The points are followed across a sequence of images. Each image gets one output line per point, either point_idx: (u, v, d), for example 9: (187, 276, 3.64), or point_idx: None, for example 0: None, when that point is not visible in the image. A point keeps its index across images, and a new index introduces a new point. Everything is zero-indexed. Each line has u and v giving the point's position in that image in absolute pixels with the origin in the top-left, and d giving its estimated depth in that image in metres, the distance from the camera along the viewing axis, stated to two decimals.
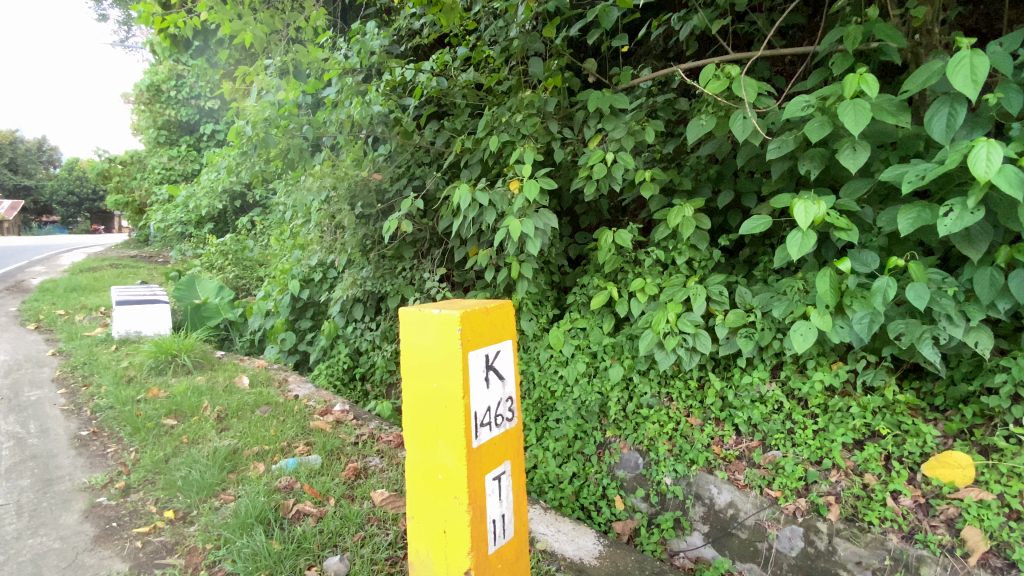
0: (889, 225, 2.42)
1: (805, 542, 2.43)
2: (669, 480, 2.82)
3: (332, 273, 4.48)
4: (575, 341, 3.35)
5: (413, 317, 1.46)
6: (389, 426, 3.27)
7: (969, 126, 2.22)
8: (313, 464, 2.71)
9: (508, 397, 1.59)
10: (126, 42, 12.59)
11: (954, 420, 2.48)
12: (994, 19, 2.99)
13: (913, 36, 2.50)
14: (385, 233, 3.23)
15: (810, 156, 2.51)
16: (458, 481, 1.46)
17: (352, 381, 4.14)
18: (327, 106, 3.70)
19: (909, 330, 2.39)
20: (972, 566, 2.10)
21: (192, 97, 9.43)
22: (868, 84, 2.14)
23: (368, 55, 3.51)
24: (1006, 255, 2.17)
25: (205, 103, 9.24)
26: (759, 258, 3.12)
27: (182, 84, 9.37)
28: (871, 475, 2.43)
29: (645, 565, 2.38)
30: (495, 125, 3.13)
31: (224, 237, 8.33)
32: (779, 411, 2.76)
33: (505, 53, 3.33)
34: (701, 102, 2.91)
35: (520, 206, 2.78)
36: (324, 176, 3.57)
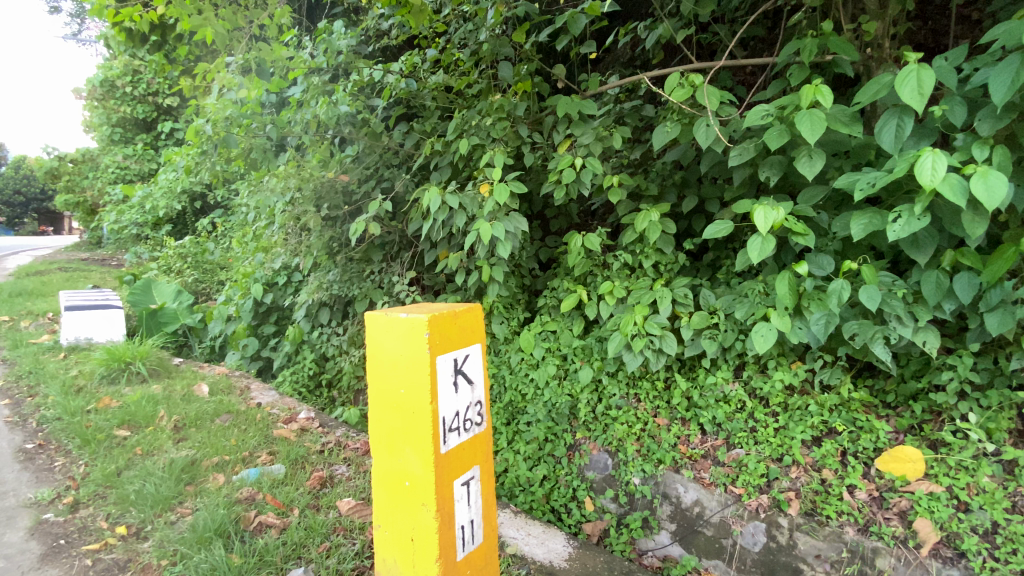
0: (843, 230, 2.53)
1: (767, 537, 2.50)
2: (637, 480, 2.87)
3: (297, 277, 4.37)
4: (545, 344, 3.37)
5: (380, 321, 1.43)
6: (356, 433, 3.21)
7: (916, 136, 2.35)
8: (277, 474, 2.63)
9: (477, 401, 1.58)
10: (80, 35, 12.11)
11: (905, 416, 2.60)
12: (940, 35, 3.18)
13: (865, 50, 2.63)
14: (352, 235, 3.17)
15: (770, 164, 2.61)
16: (427, 487, 1.44)
17: (318, 388, 4.03)
18: (292, 106, 3.62)
19: (862, 330, 2.51)
20: (924, 556, 2.20)
21: (149, 94, 9.07)
22: (823, 95, 2.24)
23: (335, 55, 3.45)
24: (951, 259, 2.30)
25: (163, 100, 8.91)
26: (722, 261, 3.21)
27: (139, 80, 9.00)
28: (829, 471, 2.53)
29: (614, 565, 2.40)
30: (465, 128, 3.13)
31: (183, 239, 8.02)
32: (741, 410, 2.84)
33: (474, 56, 3.35)
34: (667, 109, 2.97)
35: (490, 210, 2.79)
36: (288, 176, 3.48)
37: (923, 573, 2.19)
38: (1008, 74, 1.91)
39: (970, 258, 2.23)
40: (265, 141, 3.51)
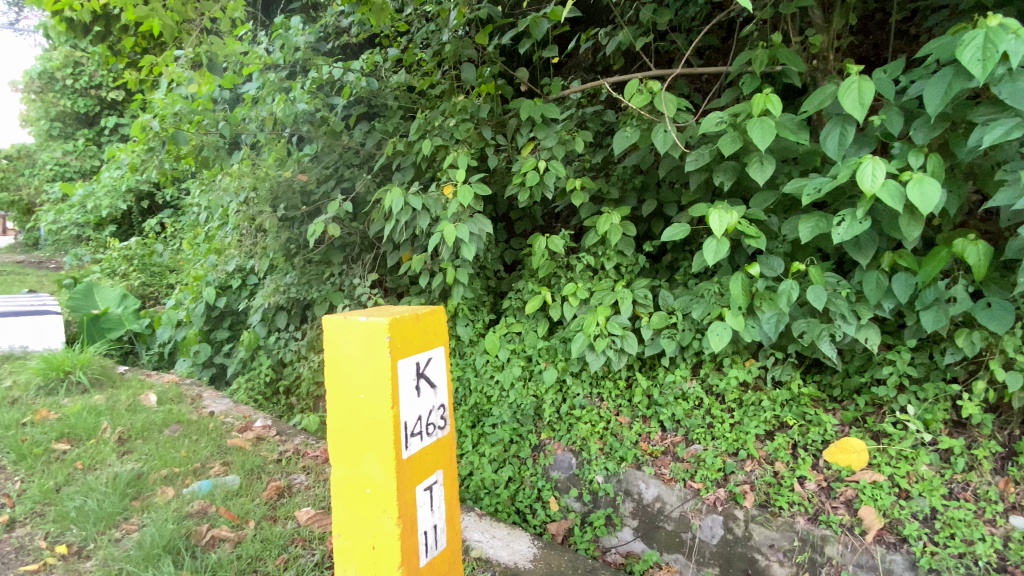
0: (792, 233, 2.65)
1: (724, 530, 2.58)
2: (600, 478, 2.91)
3: (252, 280, 4.21)
4: (511, 345, 3.39)
5: (338, 325, 1.40)
6: (316, 440, 3.12)
7: (858, 144, 2.49)
8: (230, 485, 2.53)
9: (440, 405, 1.57)
10: (17, 25, 11.39)
11: (850, 409, 2.75)
12: (880, 49, 3.38)
13: (812, 62, 2.77)
14: (311, 236, 3.09)
15: (724, 169, 2.70)
16: (388, 495, 1.41)
17: (275, 395, 3.89)
18: (247, 102, 3.50)
19: (810, 329, 2.65)
20: (869, 542, 2.32)
21: (92, 87, 8.58)
22: (773, 104, 2.34)
23: (292, 51, 3.36)
24: (890, 260, 2.45)
25: (107, 94, 8.45)
26: (680, 263, 3.31)
27: (81, 72, 8.52)
28: (781, 463, 2.64)
29: (578, 564, 2.42)
30: (428, 129, 3.10)
31: (129, 241, 7.59)
32: (699, 407, 2.93)
33: (437, 57, 3.33)
34: (627, 114, 3.03)
35: (454, 212, 2.78)
36: (242, 176, 3.39)
37: (868, 558, 2.31)
38: (940, 88, 2.06)
39: (906, 260, 2.39)
40: (217, 139, 3.39)
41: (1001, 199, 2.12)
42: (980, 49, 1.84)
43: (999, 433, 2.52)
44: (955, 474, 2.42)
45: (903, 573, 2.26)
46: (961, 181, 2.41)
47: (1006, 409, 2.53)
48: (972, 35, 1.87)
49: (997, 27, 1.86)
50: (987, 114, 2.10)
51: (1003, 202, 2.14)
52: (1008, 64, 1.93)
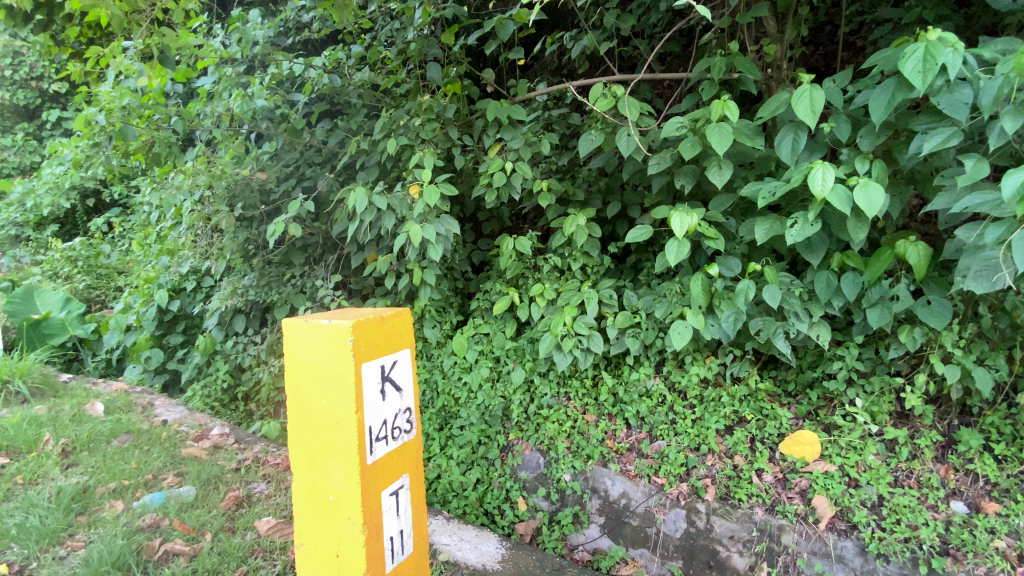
0: (749, 234, 2.75)
1: (687, 523, 2.65)
2: (568, 476, 2.93)
3: (208, 282, 4.05)
4: (478, 347, 3.39)
5: (299, 329, 1.37)
6: (277, 448, 3.02)
7: (809, 150, 2.60)
8: (185, 497, 2.42)
9: (407, 408, 1.54)
10: None
11: (804, 404, 2.88)
12: (829, 60, 3.55)
13: (767, 70, 2.87)
14: (271, 237, 3.00)
15: (684, 173, 2.78)
16: (352, 501, 1.38)
17: (233, 401, 3.75)
18: (202, 97, 3.44)
19: (766, 326, 2.75)
20: (822, 530, 2.42)
21: (32, 78, 8.06)
22: (730, 110, 2.42)
23: (249, 45, 3.26)
24: (839, 260, 2.57)
25: (49, 86, 8.00)
26: (644, 264, 3.38)
27: (20, 62, 8.00)
28: (740, 456, 2.73)
29: (546, 563, 2.43)
30: (393, 127, 3.06)
31: (72, 240, 7.16)
32: (662, 404, 3.01)
33: (402, 55, 3.28)
34: (592, 117, 3.08)
35: (420, 212, 2.76)
36: (196, 173, 3.34)
37: (821, 545, 2.41)
38: (884, 97, 2.18)
39: (854, 260, 2.51)
40: (169, 135, 3.22)
41: (939, 203, 2.25)
42: (921, 61, 1.96)
43: (939, 423, 2.69)
44: (900, 463, 2.56)
45: (853, 558, 2.36)
46: (903, 186, 2.56)
47: (945, 401, 2.70)
48: (913, 48, 1.99)
49: (937, 41, 1.98)
50: (927, 123, 2.24)
51: (941, 206, 2.28)
52: (945, 76, 2.06)
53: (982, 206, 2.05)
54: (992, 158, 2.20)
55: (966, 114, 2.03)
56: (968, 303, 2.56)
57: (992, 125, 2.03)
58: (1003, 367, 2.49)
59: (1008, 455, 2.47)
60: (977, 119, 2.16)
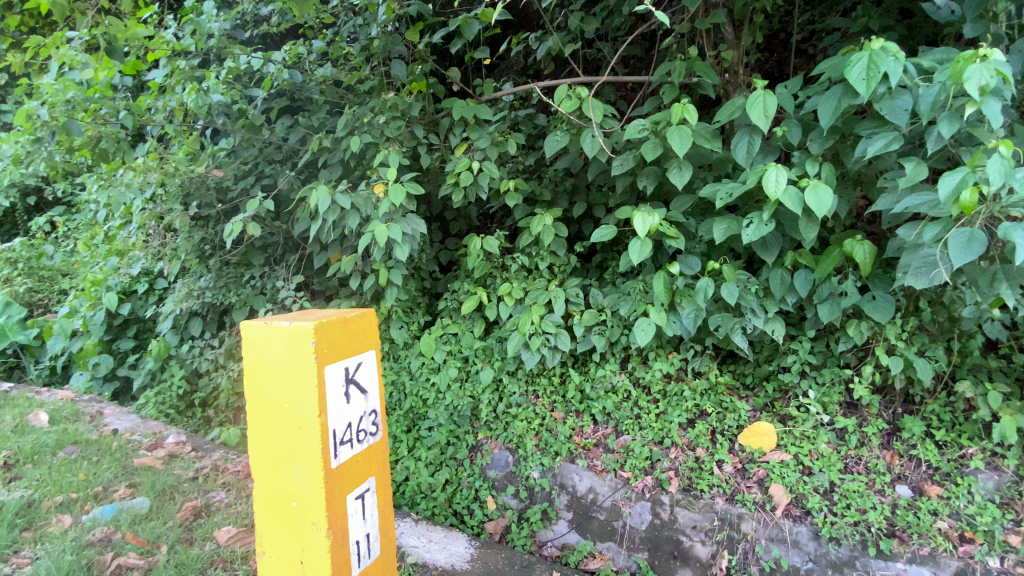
0: (708, 234, 2.84)
1: (652, 515, 2.71)
2: (536, 474, 2.95)
3: (162, 284, 3.89)
4: (446, 347, 3.38)
5: (258, 331, 1.33)
6: (237, 455, 2.92)
7: (763, 152, 2.70)
8: (138, 508, 2.31)
9: (372, 410, 1.52)
10: None
11: (761, 396, 2.99)
12: (782, 66, 3.70)
13: (724, 75, 2.97)
14: (228, 237, 2.90)
15: (647, 174, 2.84)
16: (316, 506, 1.35)
17: (189, 408, 3.61)
18: (154, 91, 3.34)
19: (724, 322, 2.85)
20: (778, 517, 2.53)
21: None
22: (689, 113, 2.49)
23: (204, 39, 3.19)
24: (792, 259, 2.69)
25: None
26: (608, 263, 3.44)
27: None
28: (702, 449, 2.82)
29: (515, 561, 2.45)
30: (357, 125, 3.01)
31: (12, 240, 6.74)
32: (627, 399, 3.07)
33: (365, 52, 3.22)
34: (557, 118, 3.11)
35: (385, 211, 2.72)
36: (148, 171, 3.23)
37: (778, 531, 2.51)
38: (832, 103, 2.29)
39: (806, 258, 2.63)
40: (118, 130, 3.08)
41: (882, 204, 2.39)
42: (865, 69, 2.07)
43: (885, 411, 2.84)
44: (850, 450, 2.70)
45: (808, 542, 2.46)
46: (850, 188, 2.70)
47: (890, 390, 2.86)
48: (858, 57, 2.10)
49: (880, 50, 2.09)
50: (871, 128, 2.36)
51: (884, 207, 2.42)
52: (887, 83, 2.17)
53: (921, 207, 2.19)
54: (930, 161, 2.34)
55: (906, 120, 2.16)
56: (910, 298, 2.73)
57: (930, 130, 2.16)
58: (941, 358, 2.66)
59: (948, 440, 2.64)
60: (916, 125, 2.30)
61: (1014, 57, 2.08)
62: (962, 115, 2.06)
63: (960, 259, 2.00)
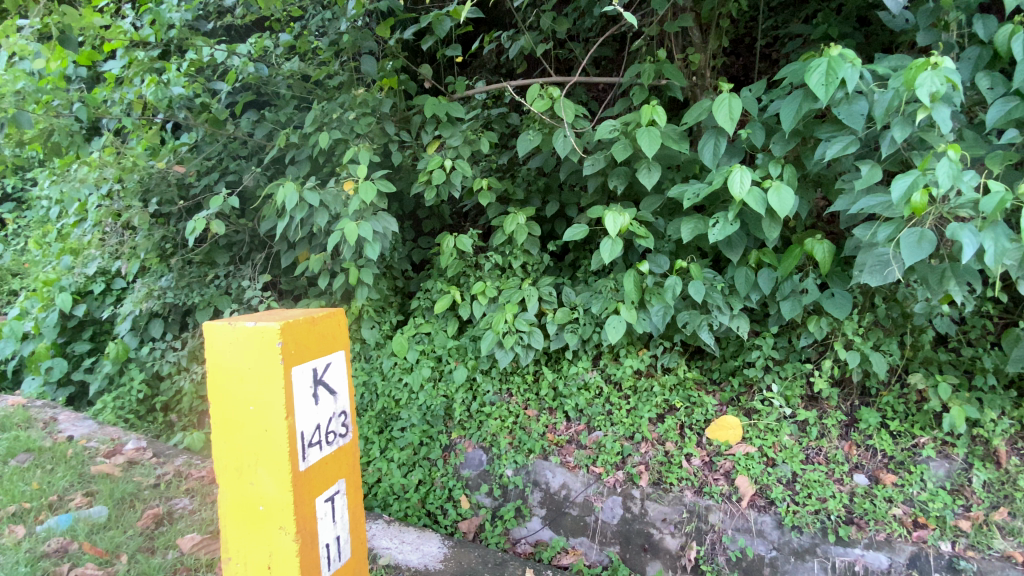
0: (676, 233, 2.90)
1: (623, 509, 2.76)
2: (510, 471, 2.96)
3: (120, 284, 3.74)
4: (419, 346, 3.37)
5: (222, 332, 1.30)
6: (201, 460, 2.82)
7: (729, 154, 2.78)
8: (96, 518, 2.21)
9: (342, 411, 1.49)
10: None
11: (727, 390, 3.08)
12: (747, 70, 3.81)
13: (692, 78, 3.03)
14: (190, 235, 2.81)
15: (617, 174, 2.88)
16: (284, 510, 1.33)
17: (150, 412, 3.47)
18: (109, 83, 3.22)
19: (692, 319, 2.92)
20: (744, 507, 2.61)
21: None
22: (658, 115, 2.53)
23: (164, 29, 3.07)
24: (756, 257, 2.77)
25: None
26: (580, 262, 3.48)
27: None
28: (671, 443, 2.88)
29: (488, 559, 2.44)
30: (326, 121, 2.95)
31: None
32: (599, 395, 3.11)
33: (334, 46, 3.16)
34: (530, 117, 3.12)
35: (356, 209, 2.68)
36: (104, 166, 3.16)
37: (744, 521, 2.59)
38: (794, 107, 2.37)
39: (769, 257, 2.71)
40: (71, 123, 2.94)
41: (840, 205, 2.48)
42: (824, 74, 2.15)
43: (843, 404, 2.96)
44: (810, 441, 2.81)
45: (771, 531, 2.55)
46: (810, 189, 2.80)
47: (848, 383, 2.98)
48: (818, 62, 2.18)
49: (838, 56, 2.17)
50: (830, 132, 2.46)
51: (842, 207, 2.52)
52: (845, 89, 2.26)
53: (876, 208, 2.29)
54: (885, 164, 2.44)
55: (862, 124, 2.26)
56: (866, 295, 2.85)
57: (884, 135, 2.26)
58: (895, 351, 2.79)
59: (902, 430, 2.76)
60: (872, 129, 2.40)
61: (963, 65, 2.19)
62: (914, 120, 2.16)
63: (911, 258, 2.09)
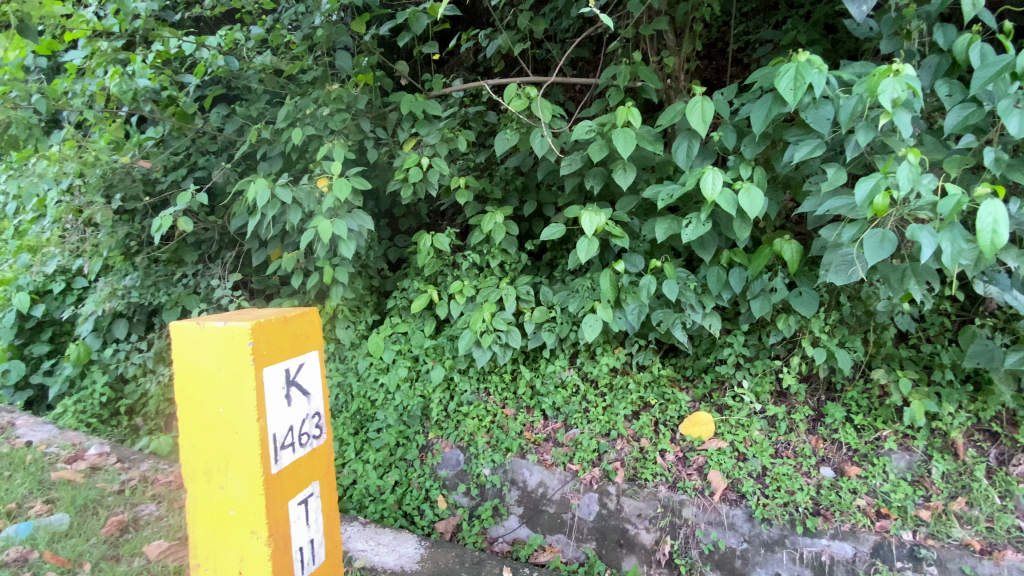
0: (651, 233, 2.94)
1: (600, 505, 2.79)
2: (487, 471, 2.96)
3: (81, 283, 3.61)
4: (396, 346, 3.35)
5: (191, 333, 1.27)
6: (169, 464, 2.73)
7: (701, 156, 2.83)
8: (57, 526, 2.13)
9: (315, 412, 1.45)
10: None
11: (700, 387, 3.15)
12: (720, 74, 3.90)
13: (666, 80, 3.08)
14: (156, 232, 2.72)
15: (594, 174, 2.91)
16: (255, 513, 1.30)
17: (114, 416, 3.35)
18: (71, 74, 3.15)
19: (666, 318, 2.97)
20: (716, 501, 2.67)
21: None
22: (634, 116, 2.56)
23: (129, 19, 2.97)
24: (727, 257, 2.83)
25: None
26: (557, 262, 3.50)
27: None
28: (646, 439, 2.93)
29: (466, 558, 2.43)
30: (299, 116, 2.89)
31: None
32: (576, 393, 3.14)
33: (307, 41, 3.09)
34: (507, 116, 3.12)
35: (330, 206, 2.63)
36: (64, 160, 3.07)
37: (716, 515, 2.65)
38: (764, 110, 2.43)
39: (740, 256, 2.78)
40: (29, 115, 2.78)
41: (807, 206, 2.56)
42: (793, 79, 2.21)
43: (811, 399, 3.06)
44: (779, 436, 2.89)
45: (742, 524, 2.61)
46: (779, 191, 2.88)
47: (815, 379, 3.08)
48: (787, 68, 2.24)
49: (806, 62, 2.23)
50: (798, 135, 2.53)
51: (809, 208, 2.59)
52: (812, 94, 2.33)
53: (841, 210, 2.36)
54: (850, 168, 2.53)
55: (829, 128, 2.33)
56: (832, 293, 2.95)
57: (849, 139, 2.34)
58: (859, 348, 2.90)
59: (866, 424, 2.86)
60: (837, 133, 2.47)
61: (924, 72, 2.29)
62: (877, 125, 2.24)
63: (874, 257, 2.17)
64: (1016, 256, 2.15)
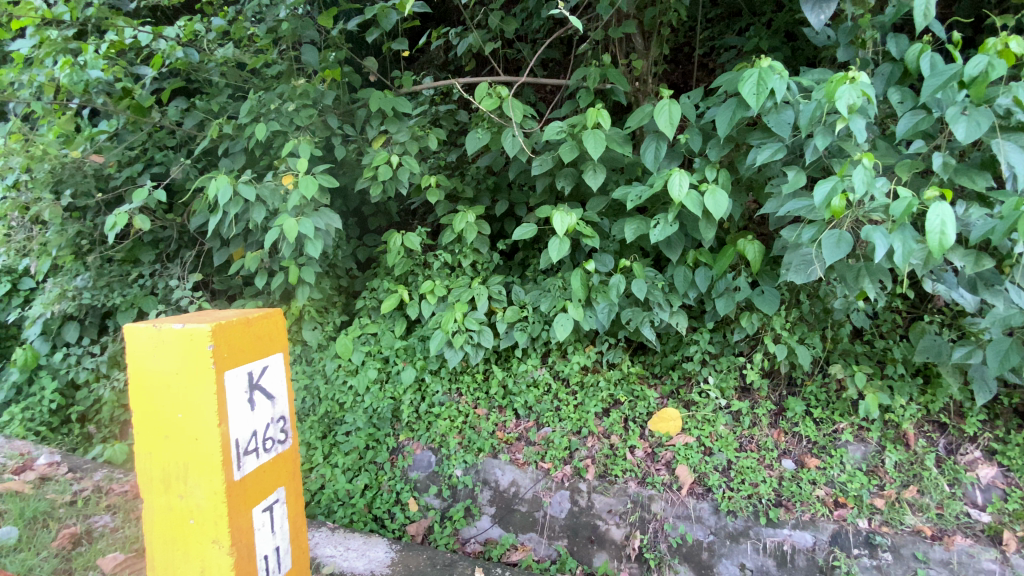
0: (620, 233, 2.98)
1: (571, 503, 2.81)
2: (459, 471, 2.94)
3: (28, 284, 3.43)
4: (365, 347, 3.30)
5: (146, 335, 1.22)
6: (124, 473, 2.61)
7: (668, 158, 2.88)
8: (4, 539, 2.02)
9: (281, 416, 1.41)
10: None
11: (668, 384, 3.21)
12: (686, 78, 3.98)
13: (634, 83, 3.13)
14: (110, 230, 2.59)
15: (564, 175, 2.92)
16: (217, 522, 1.25)
17: (65, 424, 3.19)
18: (17, 64, 2.98)
19: (635, 316, 3.03)
20: (684, 495, 2.73)
21: None
22: (603, 118, 2.58)
23: (80, 6, 2.82)
24: (693, 257, 2.90)
25: None
26: (529, 261, 3.51)
27: None
28: (616, 436, 2.97)
29: (437, 560, 2.41)
30: (263, 111, 2.81)
31: None
32: (548, 392, 3.16)
33: (272, 34, 3.00)
34: (477, 115, 3.10)
35: (296, 204, 2.56)
36: (12, 154, 2.89)
37: (683, 509, 2.71)
38: (728, 114, 2.49)
39: (706, 256, 2.84)
40: None
41: (770, 208, 2.64)
42: (756, 84, 2.27)
43: (773, 394, 3.16)
44: (744, 430, 2.97)
45: (709, 517, 2.67)
46: (742, 193, 2.96)
47: (777, 374, 3.18)
48: (750, 73, 2.30)
49: (768, 68, 2.29)
50: (760, 138, 2.60)
51: (771, 210, 2.67)
52: (774, 99, 2.40)
53: (801, 211, 2.44)
54: (809, 170, 2.62)
55: (789, 132, 2.40)
56: (793, 291, 3.04)
57: (808, 143, 2.42)
58: (818, 344, 3.01)
59: (824, 417, 2.98)
60: (797, 137, 2.55)
61: (878, 80, 2.39)
62: (834, 129, 2.32)
63: (831, 257, 2.25)
64: (961, 256, 2.27)
